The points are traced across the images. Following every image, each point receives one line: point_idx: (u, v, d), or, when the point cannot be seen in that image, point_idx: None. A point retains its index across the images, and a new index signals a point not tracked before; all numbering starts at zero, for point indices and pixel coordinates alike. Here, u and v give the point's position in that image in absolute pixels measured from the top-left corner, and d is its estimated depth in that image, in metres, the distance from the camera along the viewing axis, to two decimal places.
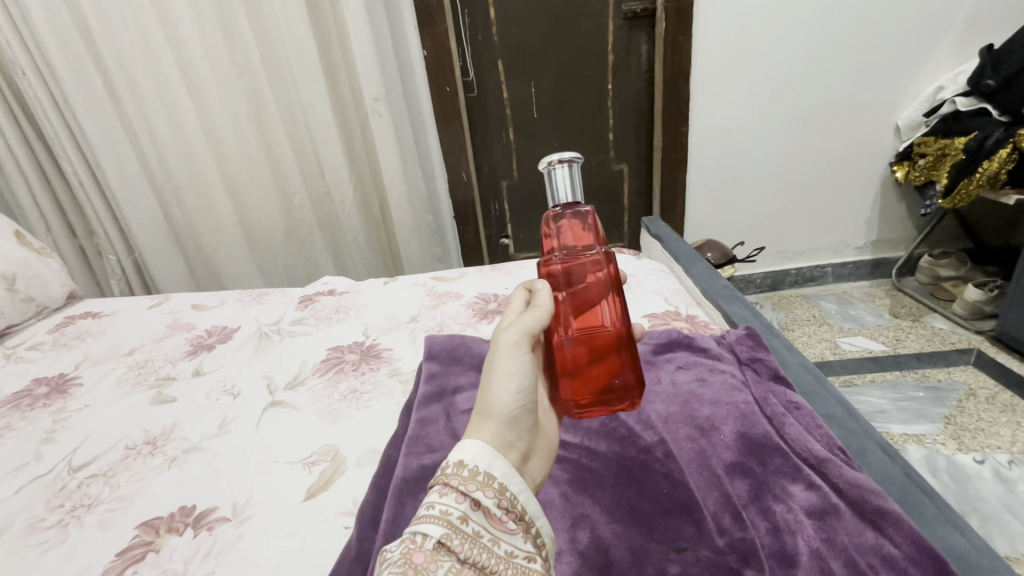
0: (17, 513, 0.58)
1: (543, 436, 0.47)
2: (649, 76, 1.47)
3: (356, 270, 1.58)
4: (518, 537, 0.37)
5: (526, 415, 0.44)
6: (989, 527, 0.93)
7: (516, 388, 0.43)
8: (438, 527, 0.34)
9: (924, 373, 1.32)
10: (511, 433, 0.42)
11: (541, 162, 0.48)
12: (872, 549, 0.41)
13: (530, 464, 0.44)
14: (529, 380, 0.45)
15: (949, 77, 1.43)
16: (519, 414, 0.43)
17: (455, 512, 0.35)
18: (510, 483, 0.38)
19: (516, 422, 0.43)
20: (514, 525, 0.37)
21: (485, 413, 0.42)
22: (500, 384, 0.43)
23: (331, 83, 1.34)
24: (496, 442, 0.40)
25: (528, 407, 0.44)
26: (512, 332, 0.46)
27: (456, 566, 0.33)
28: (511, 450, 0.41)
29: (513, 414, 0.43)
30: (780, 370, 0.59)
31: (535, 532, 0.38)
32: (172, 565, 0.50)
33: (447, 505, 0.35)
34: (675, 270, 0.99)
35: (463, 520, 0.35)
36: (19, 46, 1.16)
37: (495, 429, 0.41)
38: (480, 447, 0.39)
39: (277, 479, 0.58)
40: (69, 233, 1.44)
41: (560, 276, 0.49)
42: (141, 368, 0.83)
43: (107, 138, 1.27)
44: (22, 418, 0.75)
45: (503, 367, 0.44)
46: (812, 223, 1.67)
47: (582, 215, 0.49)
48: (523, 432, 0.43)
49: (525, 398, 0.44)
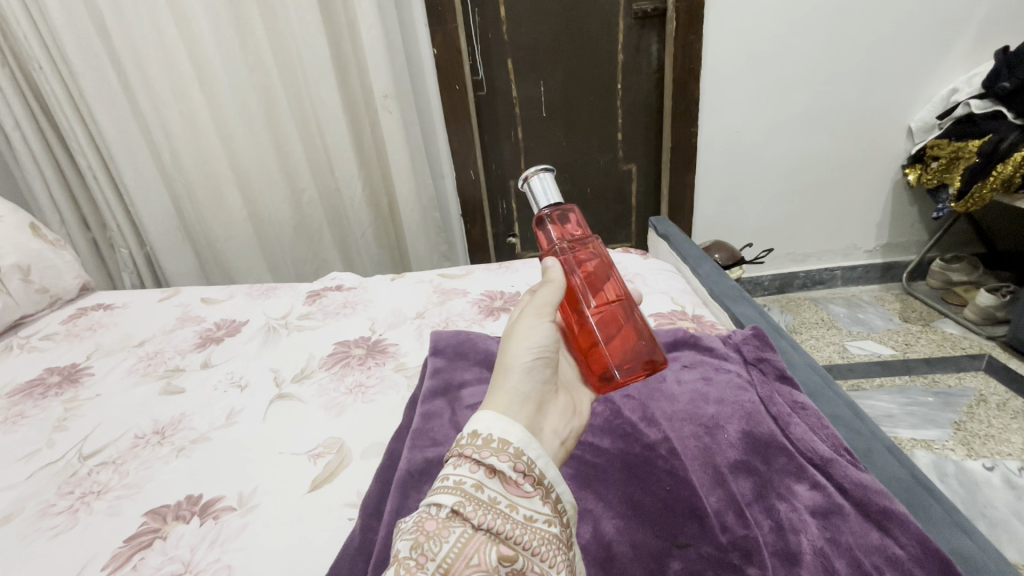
0: (28, 499, 0.59)
1: (565, 400, 0.47)
2: (659, 76, 1.47)
3: (363, 266, 1.59)
4: (535, 501, 0.36)
5: (544, 371, 0.45)
6: (998, 534, 0.92)
7: (537, 343, 0.45)
8: (453, 495, 0.35)
9: (934, 379, 1.31)
10: (526, 385, 0.43)
11: (521, 178, 0.53)
12: (876, 548, 0.41)
13: (548, 418, 0.43)
14: (551, 341, 0.46)
15: (964, 79, 1.40)
16: (537, 366, 0.45)
17: (469, 481, 0.35)
18: (527, 449, 0.37)
19: (529, 373, 0.44)
20: (531, 489, 0.37)
21: (502, 367, 0.44)
22: (519, 341, 0.45)
23: (342, 81, 1.36)
24: (510, 393, 0.42)
25: (548, 361, 0.46)
26: (535, 304, 0.48)
27: (470, 531, 0.33)
28: (527, 403, 0.42)
29: (531, 366, 0.44)
30: (786, 370, 0.59)
31: (556, 498, 0.37)
32: (179, 552, 0.50)
33: (461, 475, 0.36)
34: (681, 270, 0.99)
35: (478, 488, 0.35)
36: (36, 40, 1.18)
37: (511, 380, 0.43)
38: (499, 403, 0.40)
39: (283, 470, 0.59)
40: (82, 227, 1.46)
41: (555, 257, 0.52)
42: (151, 360, 0.84)
43: (121, 132, 1.29)
44: (34, 406, 0.76)
45: (521, 331, 0.46)
46: (822, 226, 1.66)
47: (574, 212, 0.55)
48: (536, 384, 0.44)
49: (546, 354, 0.46)
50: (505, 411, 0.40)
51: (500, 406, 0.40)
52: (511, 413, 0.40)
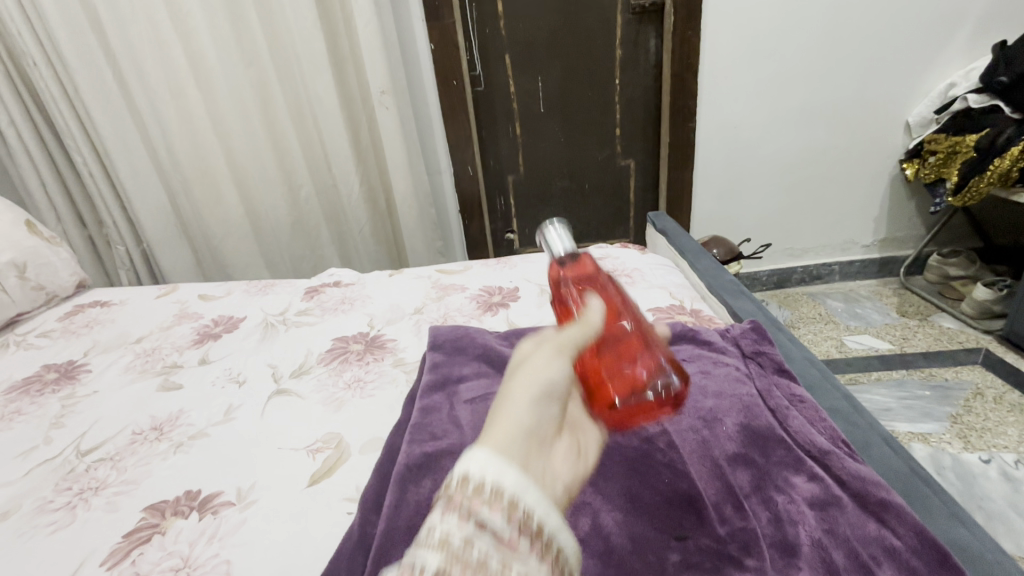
0: (26, 495, 0.59)
1: (571, 446, 0.42)
2: (656, 71, 1.47)
3: (360, 262, 1.58)
4: (536, 559, 0.29)
5: (552, 407, 0.40)
6: (994, 526, 0.92)
7: (548, 377, 0.41)
8: (437, 554, 0.28)
9: (931, 372, 1.32)
10: (531, 420, 0.37)
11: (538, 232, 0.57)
12: (874, 540, 0.41)
13: (551, 461, 0.37)
14: (564, 378, 0.42)
15: (962, 73, 1.39)
16: (545, 402, 0.40)
17: (456, 536, 0.29)
18: (525, 496, 0.31)
19: (537, 405, 0.39)
20: (531, 545, 0.30)
21: (507, 397, 0.39)
22: (528, 371, 0.41)
23: (339, 76, 1.35)
24: (511, 426, 0.36)
25: (557, 399, 0.41)
26: (554, 340, 0.45)
27: None
28: (531, 440, 0.36)
29: (540, 401, 0.39)
30: (784, 364, 0.59)
31: (559, 554, 0.30)
32: (177, 547, 0.50)
33: (448, 527, 0.29)
34: (679, 265, 0.99)
35: (467, 545, 0.28)
36: (30, 36, 1.17)
37: (515, 412, 0.37)
38: (499, 440, 0.34)
39: (281, 465, 0.59)
40: (78, 224, 1.45)
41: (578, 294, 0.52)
42: (148, 356, 0.84)
43: (116, 128, 1.28)
44: (31, 403, 0.76)
45: (534, 363, 0.42)
46: (819, 221, 1.66)
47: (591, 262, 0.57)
48: (543, 419, 0.39)
49: (557, 388, 0.41)
50: (503, 447, 0.33)
51: (498, 442, 0.34)
52: (509, 449, 0.34)
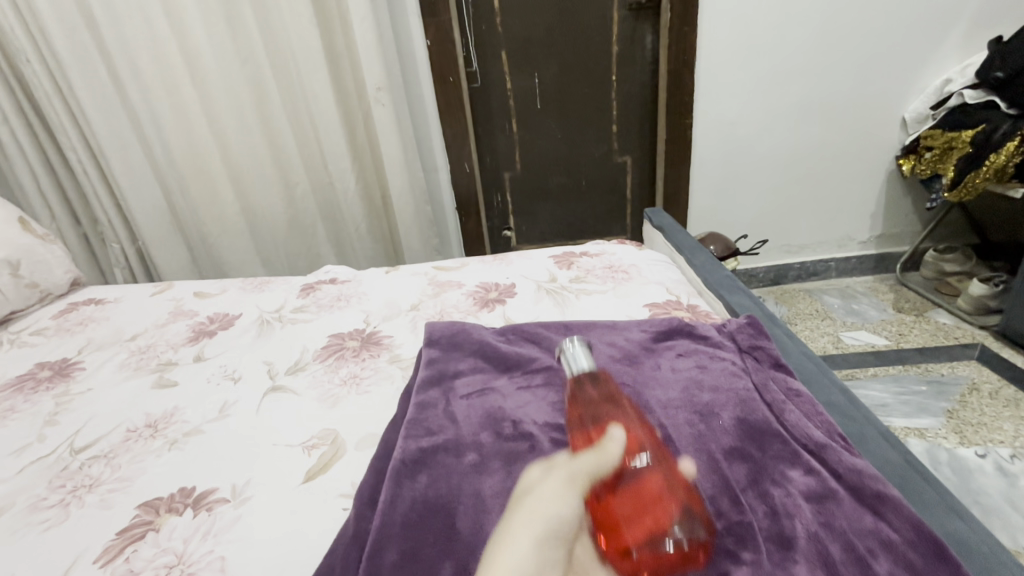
0: (18, 493, 0.58)
1: None
2: (653, 68, 1.47)
3: (356, 259, 1.57)
4: None
5: (554, 550, 0.38)
6: (991, 520, 0.93)
7: (552, 515, 0.38)
8: None
9: (927, 368, 1.32)
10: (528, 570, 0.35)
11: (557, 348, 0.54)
12: (870, 533, 0.41)
13: None
14: (572, 516, 0.39)
15: (958, 69, 1.40)
16: (547, 544, 0.38)
17: None
18: None
19: (538, 548, 0.37)
20: None
21: (506, 536, 0.37)
22: (534, 505, 0.39)
23: (334, 73, 1.34)
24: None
25: (562, 541, 0.38)
26: (563, 468, 0.41)
27: None
28: None
29: (540, 541, 0.37)
30: (780, 358, 0.59)
31: None
32: (172, 544, 0.50)
33: None
34: (676, 261, 0.99)
35: None
36: (22, 31, 1.16)
37: (511, 559, 0.36)
38: None
39: (277, 462, 0.59)
40: (73, 222, 1.44)
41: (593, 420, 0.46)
42: (143, 354, 0.84)
43: (110, 124, 1.27)
44: (25, 400, 0.75)
45: (541, 495, 0.40)
46: (816, 218, 1.66)
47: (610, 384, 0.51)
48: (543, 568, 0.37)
49: (559, 528, 0.38)
50: None
51: None
52: None
